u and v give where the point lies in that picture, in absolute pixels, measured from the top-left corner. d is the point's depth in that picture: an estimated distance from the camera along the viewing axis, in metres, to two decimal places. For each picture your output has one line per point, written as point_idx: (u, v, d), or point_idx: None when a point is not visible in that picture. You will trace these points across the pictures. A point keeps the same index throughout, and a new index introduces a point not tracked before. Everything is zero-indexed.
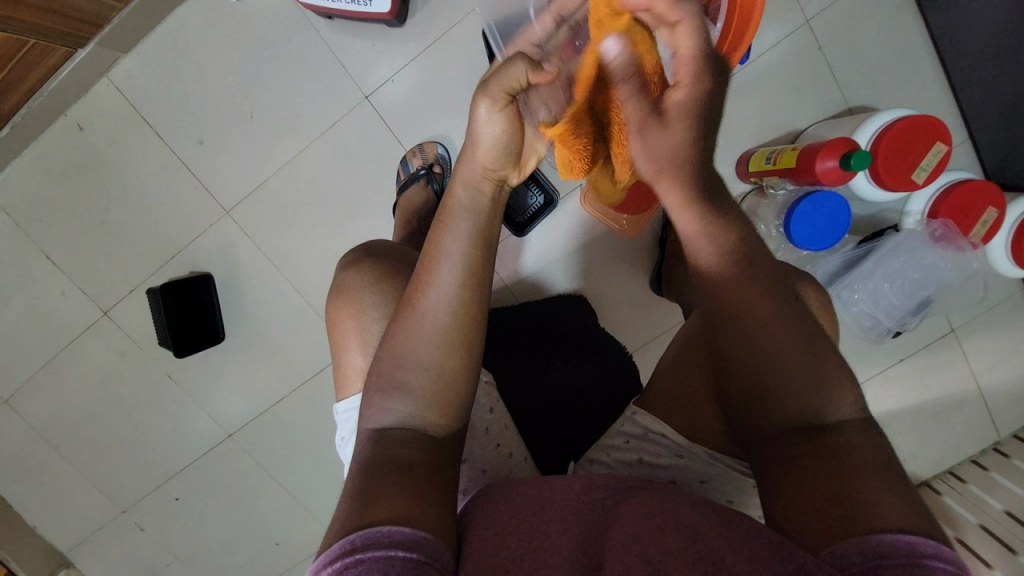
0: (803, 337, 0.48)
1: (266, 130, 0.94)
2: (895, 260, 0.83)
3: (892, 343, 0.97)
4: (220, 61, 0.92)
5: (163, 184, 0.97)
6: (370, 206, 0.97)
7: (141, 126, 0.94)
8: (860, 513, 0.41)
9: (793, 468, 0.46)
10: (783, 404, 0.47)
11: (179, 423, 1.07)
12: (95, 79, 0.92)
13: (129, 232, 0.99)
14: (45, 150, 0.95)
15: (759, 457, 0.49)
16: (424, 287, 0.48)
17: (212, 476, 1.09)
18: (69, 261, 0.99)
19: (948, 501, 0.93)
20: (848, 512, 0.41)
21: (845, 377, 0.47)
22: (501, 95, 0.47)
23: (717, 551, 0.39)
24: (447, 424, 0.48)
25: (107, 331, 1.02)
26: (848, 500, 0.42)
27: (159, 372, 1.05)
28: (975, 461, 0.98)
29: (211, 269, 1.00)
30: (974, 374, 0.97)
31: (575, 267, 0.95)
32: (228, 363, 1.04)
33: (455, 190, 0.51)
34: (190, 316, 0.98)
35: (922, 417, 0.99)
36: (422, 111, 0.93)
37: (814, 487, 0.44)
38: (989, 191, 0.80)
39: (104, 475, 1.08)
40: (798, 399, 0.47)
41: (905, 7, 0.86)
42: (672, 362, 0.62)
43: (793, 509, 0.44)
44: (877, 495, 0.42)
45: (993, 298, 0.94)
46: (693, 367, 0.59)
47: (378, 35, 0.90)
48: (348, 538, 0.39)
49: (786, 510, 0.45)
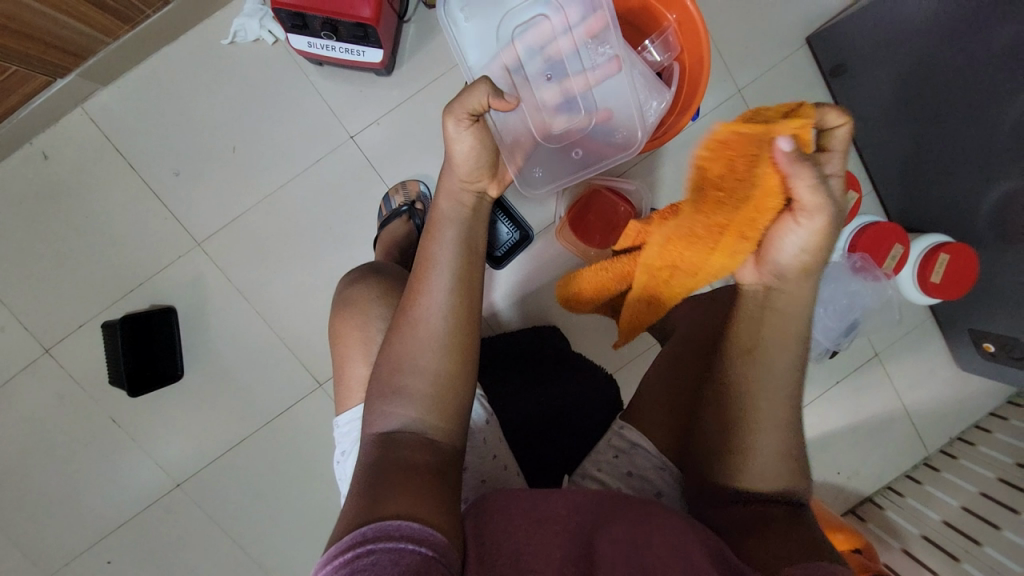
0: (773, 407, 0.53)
1: (248, 165, 0.96)
2: (827, 287, 0.95)
3: (830, 367, 1.09)
4: (205, 97, 0.94)
5: (131, 215, 0.94)
6: (350, 239, 0.99)
7: (113, 157, 0.93)
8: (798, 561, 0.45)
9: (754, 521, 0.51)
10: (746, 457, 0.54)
11: (121, 472, 0.97)
12: (68, 108, 0.91)
13: (86, 264, 0.94)
14: (1, 178, 0.91)
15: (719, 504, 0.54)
16: (419, 294, 0.52)
17: (155, 533, 0.99)
18: (11, 295, 0.93)
19: (891, 514, 1.02)
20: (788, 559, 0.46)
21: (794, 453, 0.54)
22: (466, 116, 0.54)
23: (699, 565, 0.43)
24: (447, 429, 0.49)
25: (47, 370, 0.94)
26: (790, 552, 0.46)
27: (103, 415, 0.96)
28: (909, 476, 1.08)
29: (176, 302, 0.97)
30: (900, 395, 1.10)
31: (549, 300, 1.01)
32: (185, 403, 0.98)
33: (440, 203, 0.57)
34: (149, 352, 0.93)
35: (861, 436, 1.10)
36: (405, 151, 0.99)
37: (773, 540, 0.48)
38: (894, 230, 0.93)
39: (27, 535, 0.95)
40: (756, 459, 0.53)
41: (814, 83, 1.05)
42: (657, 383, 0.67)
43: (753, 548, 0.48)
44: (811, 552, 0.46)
45: (908, 325, 1.09)
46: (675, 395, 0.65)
47: (365, 82, 0.97)
48: (360, 531, 0.39)
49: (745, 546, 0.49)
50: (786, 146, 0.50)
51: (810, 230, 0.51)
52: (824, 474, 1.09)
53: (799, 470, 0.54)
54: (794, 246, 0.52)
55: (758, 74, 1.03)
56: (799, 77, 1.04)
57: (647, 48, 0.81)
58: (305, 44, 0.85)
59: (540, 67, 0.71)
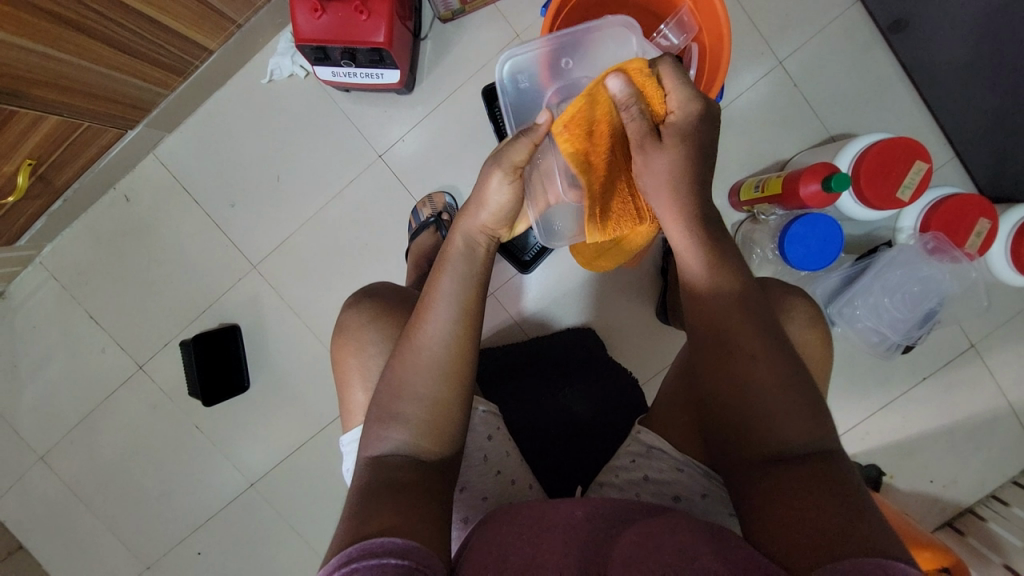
0: (755, 389, 0.50)
1: (291, 191, 1.04)
2: (893, 274, 0.84)
3: (910, 361, 0.96)
4: (252, 133, 1.03)
5: (198, 244, 1.06)
6: (385, 252, 1.04)
7: (181, 195, 1.05)
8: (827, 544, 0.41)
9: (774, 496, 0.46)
10: (758, 434, 0.50)
11: (202, 473, 1.09)
12: (142, 156, 1.04)
13: (165, 290, 1.07)
14: (93, 221, 1.06)
15: (738, 482, 0.51)
16: (423, 323, 0.54)
17: (232, 528, 1.10)
18: (109, 320, 1.07)
19: (993, 527, 0.89)
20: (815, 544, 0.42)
21: (800, 421, 0.49)
22: (515, 170, 0.55)
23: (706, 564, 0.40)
24: (438, 450, 0.52)
25: (140, 384, 1.08)
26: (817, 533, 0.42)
27: (186, 423, 1.09)
28: (1017, 483, 0.93)
29: (239, 320, 1.07)
30: (1002, 389, 0.94)
31: (582, 301, 0.97)
32: (250, 411, 1.08)
33: (455, 239, 0.58)
34: (217, 365, 1.03)
35: (954, 438, 0.95)
36: (431, 163, 1.02)
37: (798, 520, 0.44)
38: (977, 203, 0.82)
39: (131, 528, 1.10)
40: (766, 435, 0.49)
41: (870, 43, 0.93)
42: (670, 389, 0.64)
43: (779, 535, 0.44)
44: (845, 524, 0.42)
45: (1008, 310, 0.93)
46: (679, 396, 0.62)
47: (390, 102, 1.01)
48: (347, 551, 0.41)
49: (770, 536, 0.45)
50: (619, 83, 0.54)
51: (641, 162, 0.57)
52: (910, 482, 0.96)
53: (811, 422, 0.49)
54: (648, 169, 0.57)
55: (800, 42, 0.94)
56: (849, 39, 0.94)
57: (663, 31, 0.74)
58: (330, 74, 0.90)
59: None
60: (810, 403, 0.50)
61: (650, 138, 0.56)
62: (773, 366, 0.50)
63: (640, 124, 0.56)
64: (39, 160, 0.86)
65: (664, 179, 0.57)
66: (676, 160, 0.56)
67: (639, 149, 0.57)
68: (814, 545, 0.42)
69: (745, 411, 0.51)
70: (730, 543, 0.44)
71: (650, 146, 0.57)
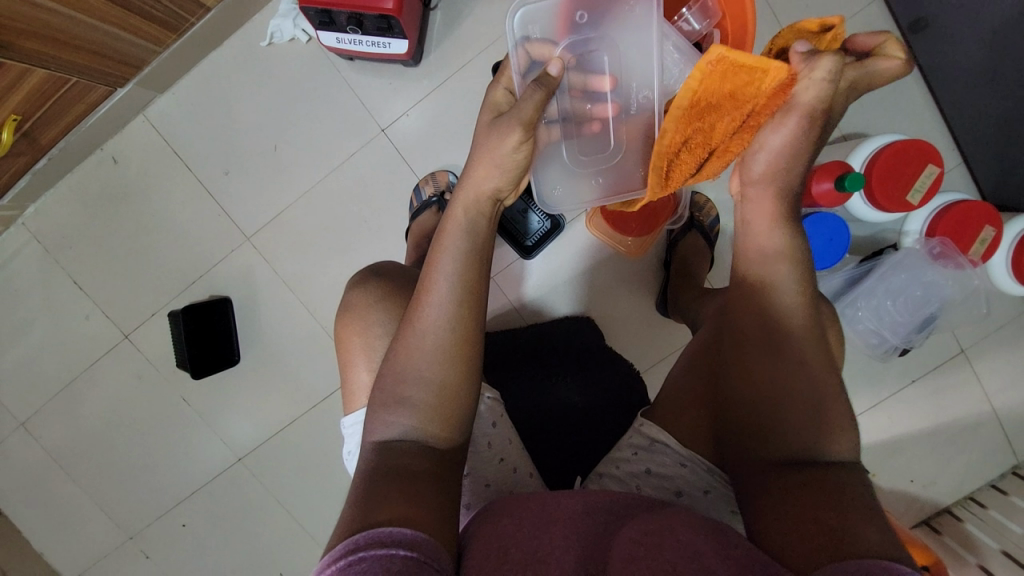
0: None
1: (289, 162, 1.00)
2: (896, 278, 0.85)
3: (902, 364, 0.97)
4: (249, 98, 0.99)
5: (189, 212, 1.02)
6: (385, 230, 1.01)
7: (173, 159, 1.01)
8: (837, 544, 0.41)
9: (782, 498, 0.47)
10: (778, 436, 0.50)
11: (188, 446, 1.08)
12: (131, 116, 0.99)
13: (154, 258, 1.03)
14: (79, 182, 1.02)
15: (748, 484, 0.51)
16: (426, 305, 0.52)
17: (219, 502, 1.09)
18: (94, 286, 1.04)
19: (969, 527, 0.91)
20: (825, 543, 0.42)
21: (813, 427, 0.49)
22: (524, 126, 0.54)
23: (708, 563, 0.40)
24: (444, 434, 0.51)
25: (125, 353, 1.05)
26: (829, 533, 0.42)
27: (173, 395, 1.06)
28: (995, 486, 0.96)
29: (231, 293, 1.04)
30: (987, 395, 0.96)
31: (582, 289, 0.96)
32: (239, 385, 1.06)
33: (456, 212, 0.56)
34: (207, 338, 1.00)
35: (938, 440, 0.97)
36: (435, 141, 0.99)
37: (808, 520, 0.44)
38: (983, 210, 0.83)
39: (114, 498, 1.09)
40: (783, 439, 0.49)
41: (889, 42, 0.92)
42: (674, 383, 0.64)
43: (783, 537, 0.44)
44: (857, 529, 0.42)
45: (999, 317, 0.95)
46: (686, 391, 0.61)
47: (394, 74, 0.97)
48: (353, 539, 0.40)
49: (776, 537, 0.45)
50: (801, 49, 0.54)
51: (781, 133, 0.55)
52: (894, 481, 0.98)
53: (822, 427, 0.49)
54: (776, 144, 0.55)
55: None
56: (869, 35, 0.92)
57: (684, 16, 0.72)
58: (334, 40, 0.86)
59: (580, 102, 0.65)
60: (820, 403, 0.49)
61: (807, 117, 0.54)
62: (785, 368, 0.51)
63: (816, 100, 0.53)
64: (24, 116, 0.81)
65: (782, 165, 0.56)
66: (803, 152, 0.55)
67: (793, 125, 0.54)
68: (822, 547, 0.42)
69: (757, 408, 0.51)
70: (731, 540, 0.44)
71: (799, 123, 0.54)
